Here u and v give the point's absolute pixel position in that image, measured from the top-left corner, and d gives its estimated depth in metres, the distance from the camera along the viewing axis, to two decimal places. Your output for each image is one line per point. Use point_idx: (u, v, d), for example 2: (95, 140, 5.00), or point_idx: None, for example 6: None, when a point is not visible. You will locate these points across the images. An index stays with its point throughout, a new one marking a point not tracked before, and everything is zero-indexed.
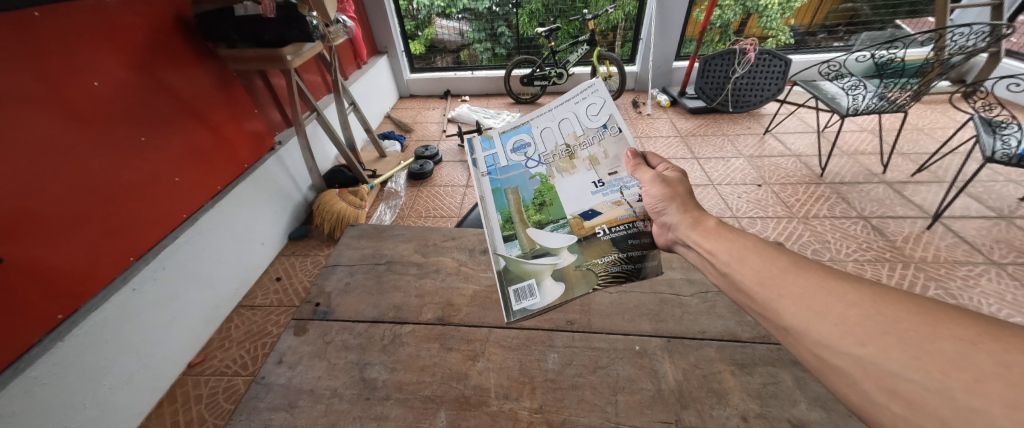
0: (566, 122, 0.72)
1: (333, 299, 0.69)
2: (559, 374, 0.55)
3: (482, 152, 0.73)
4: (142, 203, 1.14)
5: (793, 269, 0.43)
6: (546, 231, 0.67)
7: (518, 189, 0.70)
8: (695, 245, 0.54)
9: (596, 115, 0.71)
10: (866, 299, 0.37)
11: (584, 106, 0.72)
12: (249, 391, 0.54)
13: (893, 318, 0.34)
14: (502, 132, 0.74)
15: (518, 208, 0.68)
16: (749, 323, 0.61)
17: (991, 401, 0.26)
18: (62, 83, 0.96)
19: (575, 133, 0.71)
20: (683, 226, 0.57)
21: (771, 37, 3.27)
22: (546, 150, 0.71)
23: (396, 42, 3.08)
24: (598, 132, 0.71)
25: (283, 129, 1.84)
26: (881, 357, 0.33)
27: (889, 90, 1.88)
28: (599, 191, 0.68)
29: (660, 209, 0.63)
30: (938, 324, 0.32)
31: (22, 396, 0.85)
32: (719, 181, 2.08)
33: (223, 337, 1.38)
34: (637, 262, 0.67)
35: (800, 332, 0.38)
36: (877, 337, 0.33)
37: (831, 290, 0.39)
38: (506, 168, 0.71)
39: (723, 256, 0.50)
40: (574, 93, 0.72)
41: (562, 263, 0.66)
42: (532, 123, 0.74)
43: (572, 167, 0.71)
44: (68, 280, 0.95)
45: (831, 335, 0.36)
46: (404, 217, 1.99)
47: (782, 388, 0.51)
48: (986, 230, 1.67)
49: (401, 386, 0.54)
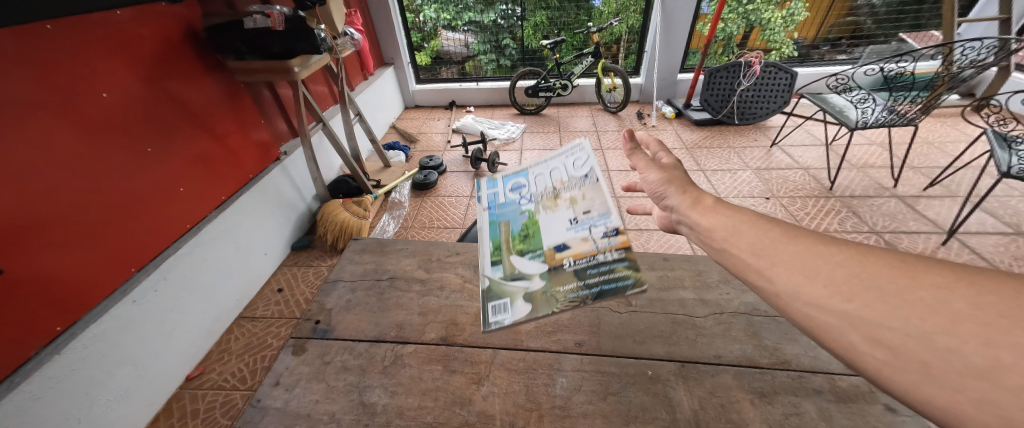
0: (561, 169, 0.71)
1: (333, 317, 0.67)
2: (568, 400, 0.53)
3: (484, 189, 0.74)
4: (146, 214, 1.13)
5: (785, 238, 0.41)
6: (525, 257, 0.64)
7: (510, 222, 0.68)
8: (693, 225, 0.50)
9: (587, 163, 0.69)
10: (853, 259, 0.36)
11: (581, 154, 0.71)
12: (244, 415, 0.52)
13: (878, 274, 0.33)
14: (505, 175, 0.76)
15: (505, 236, 0.66)
16: (768, 347, 0.59)
17: (965, 340, 0.27)
18: (73, 94, 0.97)
19: (566, 178, 0.69)
20: (683, 206, 0.53)
21: (773, 49, 3.26)
22: (537, 191, 0.70)
23: (402, 53, 3.12)
24: (588, 179, 0.68)
25: (288, 140, 1.84)
26: (865, 311, 0.32)
27: (898, 104, 1.87)
28: (575, 228, 0.64)
29: (660, 194, 0.58)
30: (920, 273, 0.32)
31: (17, 411, 0.83)
32: (727, 194, 2.06)
33: (223, 349, 1.35)
34: (613, 280, 0.59)
35: (790, 296, 0.37)
36: (863, 293, 0.33)
37: (820, 254, 0.37)
38: (501, 204, 0.71)
39: (718, 232, 0.47)
40: (573, 145, 0.72)
41: (533, 285, 0.61)
42: (532, 169, 0.74)
43: (556, 206, 0.67)
44: (69, 290, 0.94)
45: (820, 296, 0.35)
46: (408, 228, 1.98)
47: (806, 420, 0.48)
48: (1004, 246, 1.62)
49: (401, 412, 0.52)
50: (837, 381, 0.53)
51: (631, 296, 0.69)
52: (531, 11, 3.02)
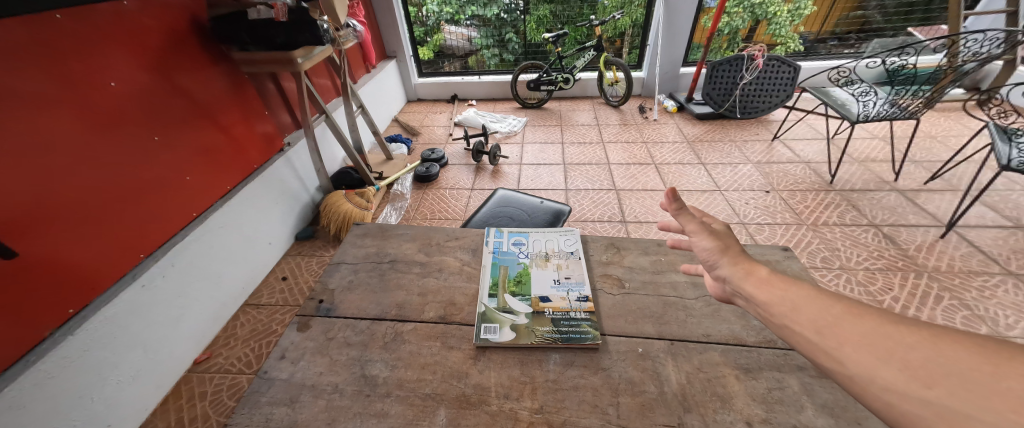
0: (551, 241, 0.82)
1: (336, 296, 0.70)
2: (560, 374, 0.55)
3: (492, 237, 0.84)
4: (154, 202, 1.16)
5: (850, 314, 0.39)
6: (516, 299, 0.67)
7: (508, 267, 0.75)
8: (750, 298, 0.48)
9: (570, 244, 0.81)
10: (927, 340, 0.34)
11: (566, 237, 0.83)
12: (251, 385, 0.54)
13: (957, 358, 0.31)
14: (510, 230, 0.86)
15: (503, 278, 0.72)
16: (755, 327, 0.61)
17: None
18: (82, 83, 0.99)
19: (555, 248, 0.80)
20: (736, 278, 0.50)
21: (779, 44, 3.22)
22: (532, 250, 0.79)
23: (405, 47, 3.13)
24: (570, 254, 0.78)
25: (292, 131, 1.87)
26: (950, 399, 0.30)
27: (900, 97, 1.85)
28: (557, 286, 0.70)
29: (711, 263, 0.55)
30: (1007, 361, 0.30)
31: (33, 388, 0.86)
32: (727, 187, 2.07)
33: (229, 335, 1.39)
34: (576, 333, 0.60)
35: (862, 381, 0.35)
36: (944, 379, 0.31)
37: (888, 332, 0.36)
38: (503, 252, 0.79)
39: (776, 306, 0.44)
40: (561, 228, 0.85)
41: (518, 320, 0.63)
42: (531, 232, 0.84)
43: (545, 265, 0.75)
44: (80, 275, 0.97)
45: (897, 381, 0.33)
46: (410, 218, 2.00)
47: (788, 394, 0.51)
48: (1003, 239, 1.62)
49: (401, 384, 0.54)
50: None
51: (625, 279, 0.72)
52: (534, 5, 3.02)
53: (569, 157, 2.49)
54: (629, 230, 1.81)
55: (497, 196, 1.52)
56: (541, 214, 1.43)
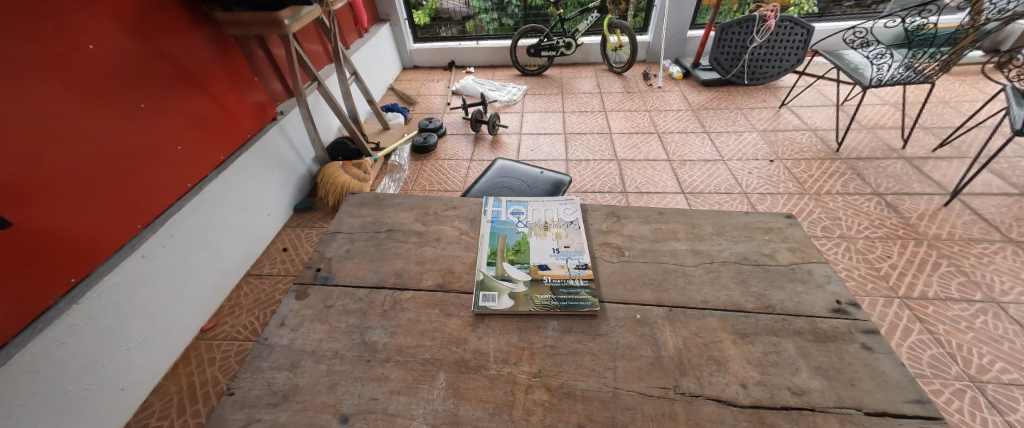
0: (549, 210, 0.80)
1: (333, 265, 0.70)
2: (559, 340, 0.55)
3: (491, 207, 0.82)
4: (146, 172, 1.14)
5: None
6: (514, 267, 0.67)
7: (506, 236, 0.74)
8: None
9: (568, 213, 0.80)
10: None
11: (563, 207, 0.81)
12: (253, 351, 0.55)
13: None
14: (509, 200, 0.84)
15: (501, 247, 0.71)
16: (754, 294, 0.61)
17: None
18: (58, 45, 0.93)
19: (552, 217, 0.79)
20: None
21: (793, 5, 2.96)
22: (531, 218, 0.78)
23: (399, 9, 2.98)
24: (566, 223, 0.77)
25: (283, 99, 1.81)
26: None
27: (916, 60, 1.73)
28: (554, 255, 0.69)
29: None
30: None
31: (44, 354, 0.87)
32: (730, 157, 2.03)
33: (233, 304, 1.41)
34: (574, 300, 0.60)
35: None
36: None
37: None
38: (501, 222, 0.78)
39: None
40: (558, 199, 0.83)
41: (517, 288, 0.63)
42: (530, 201, 0.83)
43: (542, 234, 0.74)
44: (80, 246, 0.97)
45: None
46: (408, 190, 1.98)
47: (784, 357, 0.51)
48: (1007, 207, 1.60)
49: (401, 349, 0.54)
50: (818, 322, 0.56)
51: (624, 247, 0.72)
52: None
53: (569, 126, 2.43)
54: (630, 201, 1.79)
55: (497, 167, 1.49)
56: (540, 185, 1.41)
